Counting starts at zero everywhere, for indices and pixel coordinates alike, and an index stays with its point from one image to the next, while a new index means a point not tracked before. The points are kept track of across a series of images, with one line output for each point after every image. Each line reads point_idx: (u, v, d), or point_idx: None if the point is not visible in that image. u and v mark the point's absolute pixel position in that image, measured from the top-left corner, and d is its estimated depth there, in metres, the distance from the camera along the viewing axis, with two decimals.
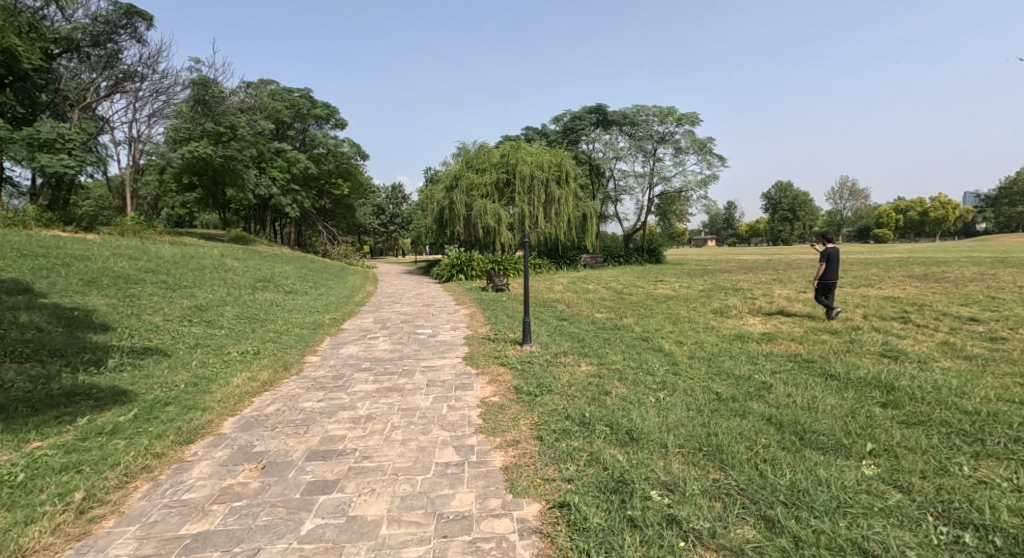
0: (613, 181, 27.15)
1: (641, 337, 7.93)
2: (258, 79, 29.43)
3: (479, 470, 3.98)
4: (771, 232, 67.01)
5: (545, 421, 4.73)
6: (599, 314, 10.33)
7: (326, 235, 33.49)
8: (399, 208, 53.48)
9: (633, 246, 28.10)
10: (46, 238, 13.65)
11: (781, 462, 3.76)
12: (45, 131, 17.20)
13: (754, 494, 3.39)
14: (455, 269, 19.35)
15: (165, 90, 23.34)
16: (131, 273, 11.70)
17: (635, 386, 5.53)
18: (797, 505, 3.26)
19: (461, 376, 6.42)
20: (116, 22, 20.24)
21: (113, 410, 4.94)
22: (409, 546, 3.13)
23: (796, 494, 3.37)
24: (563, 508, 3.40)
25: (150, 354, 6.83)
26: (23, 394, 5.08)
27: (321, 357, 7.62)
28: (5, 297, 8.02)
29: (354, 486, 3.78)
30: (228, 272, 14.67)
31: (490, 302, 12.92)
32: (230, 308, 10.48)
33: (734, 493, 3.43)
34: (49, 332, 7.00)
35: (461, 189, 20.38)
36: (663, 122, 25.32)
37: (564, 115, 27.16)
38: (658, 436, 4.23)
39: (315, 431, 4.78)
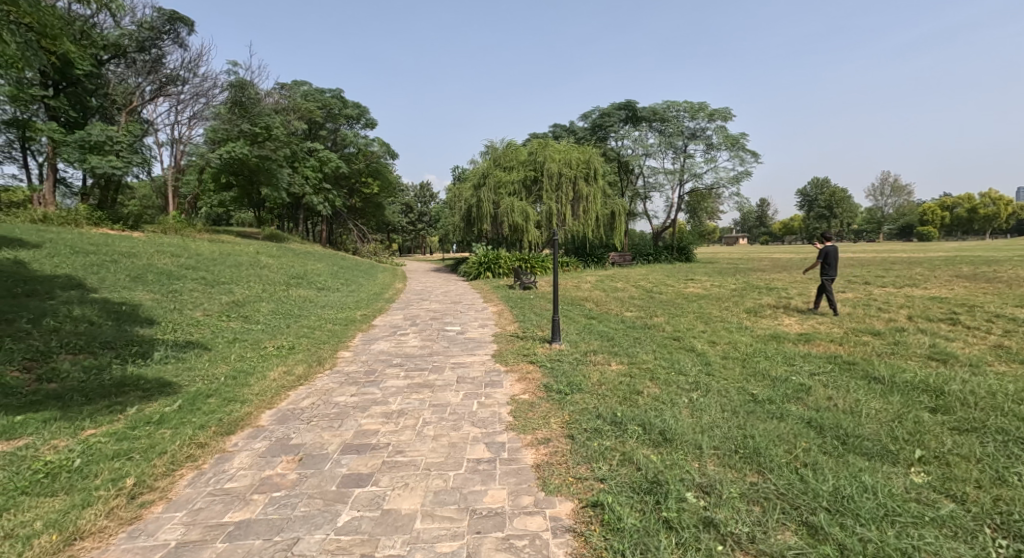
0: (643, 178, 26.82)
1: (672, 337, 7.80)
2: (292, 80, 30.08)
3: (511, 468, 3.98)
4: (807, 231, 65.07)
5: (576, 421, 4.69)
6: (630, 313, 10.21)
7: (356, 233, 34.11)
8: (427, 207, 54.06)
9: (662, 244, 27.71)
10: (94, 235, 14.30)
11: (823, 467, 3.65)
12: (95, 134, 18.02)
13: (796, 499, 3.30)
14: (483, 267, 19.47)
15: (205, 93, 24.07)
16: (173, 269, 12.13)
17: (667, 386, 5.45)
18: (840, 512, 3.16)
19: (490, 373, 6.45)
20: (161, 28, 21.02)
21: (159, 401, 5.14)
22: (442, 541, 3.16)
23: (840, 500, 3.27)
24: (596, 507, 3.38)
25: (192, 348, 7.08)
26: (78, 384, 5.34)
27: (353, 353, 7.76)
28: (59, 292, 8.43)
29: (387, 480, 3.83)
30: (264, 269, 15.06)
31: (518, 300, 12.93)
32: (266, 304, 10.77)
33: (774, 497, 3.34)
34: (99, 326, 7.32)
35: (489, 187, 20.51)
36: (694, 117, 24.84)
37: (593, 112, 26.98)
38: (692, 437, 4.16)
39: (349, 426, 4.86)
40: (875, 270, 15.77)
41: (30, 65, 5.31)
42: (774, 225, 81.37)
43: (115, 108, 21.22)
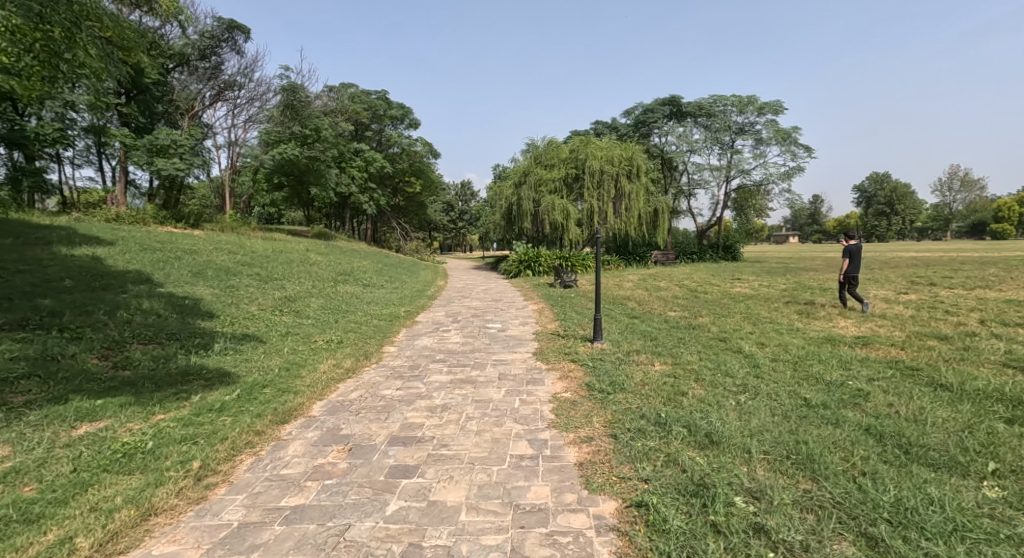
0: (687, 175, 26.25)
1: (719, 337, 7.65)
2: (340, 83, 30.92)
3: (554, 465, 4.02)
4: (865, 228, 62.20)
5: (619, 420, 4.67)
6: (674, 313, 10.04)
7: (400, 231, 34.84)
8: (467, 205, 54.76)
9: (707, 243, 27.03)
10: (160, 233, 15.16)
11: (883, 476, 3.52)
12: (161, 138, 19.09)
13: (853, 509, 3.20)
14: (523, 265, 19.53)
15: (260, 97, 25.01)
16: (231, 266, 12.73)
17: (713, 388, 5.36)
18: (903, 525, 3.04)
19: (532, 371, 6.50)
20: (219, 36, 21.86)
21: (220, 390, 5.44)
22: (487, 534, 3.23)
23: (903, 512, 3.15)
24: (641, 507, 3.37)
25: (248, 340, 7.44)
26: (148, 372, 5.71)
27: (398, 348, 7.95)
28: (130, 286, 9.01)
29: (433, 473, 3.94)
30: (313, 266, 15.59)
31: (559, 298, 12.88)
32: (315, 300, 11.15)
33: (830, 506, 3.25)
34: (165, 318, 7.78)
35: (529, 186, 20.56)
36: (743, 111, 24.09)
37: (636, 109, 26.60)
38: (740, 440, 4.08)
39: (395, 418, 5.01)
40: (944, 270, 15.05)
41: (110, 75, 5.69)
42: (828, 223, 77.95)
43: (179, 113, 22.48)
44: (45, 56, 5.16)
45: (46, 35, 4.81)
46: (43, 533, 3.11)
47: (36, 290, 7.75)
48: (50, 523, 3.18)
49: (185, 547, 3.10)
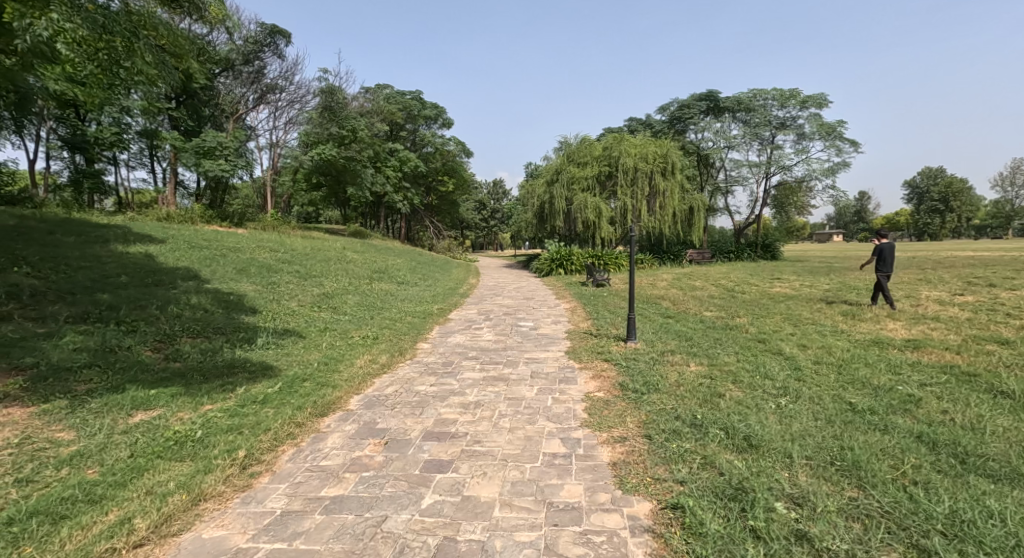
0: (725, 172, 25.67)
1: (757, 338, 7.46)
2: (376, 84, 31.42)
3: (587, 464, 4.01)
4: (916, 226, 59.57)
5: (653, 421, 4.63)
6: (710, 313, 9.86)
7: (433, 230, 35.25)
8: (500, 204, 55.01)
9: (745, 241, 26.38)
10: (206, 232, 15.77)
11: (937, 487, 3.38)
12: (208, 140, 19.84)
13: (904, 519, 3.09)
14: (555, 264, 19.49)
15: (300, 99, 25.59)
16: (272, 263, 13.15)
17: (752, 391, 5.24)
18: (960, 538, 2.92)
19: (564, 370, 6.50)
20: (262, 41, 22.49)
21: (263, 382, 5.64)
22: (520, 530, 3.25)
23: (959, 525, 3.02)
24: (676, 510, 3.34)
25: (289, 335, 7.67)
26: (196, 364, 5.97)
27: (431, 345, 8.06)
28: (180, 282, 9.42)
29: (466, 468, 3.99)
30: (349, 264, 15.95)
31: (592, 297, 12.81)
32: (351, 296, 11.41)
33: (878, 515, 3.15)
34: (212, 313, 8.10)
35: (562, 183, 20.50)
36: (784, 105, 23.35)
37: (671, 105, 26.16)
38: (781, 445, 3.99)
39: (429, 414, 5.09)
40: (1003, 271, 14.32)
41: (164, 82, 5.98)
42: (875, 220, 74.94)
43: (224, 116, 23.37)
44: (105, 65, 5.44)
45: (107, 44, 5.07)
46: (105, 513, 3.29)
47: (95, 285, 8.18)
48: (110, 505, 3.36)
49: (232, 532, 3.23)
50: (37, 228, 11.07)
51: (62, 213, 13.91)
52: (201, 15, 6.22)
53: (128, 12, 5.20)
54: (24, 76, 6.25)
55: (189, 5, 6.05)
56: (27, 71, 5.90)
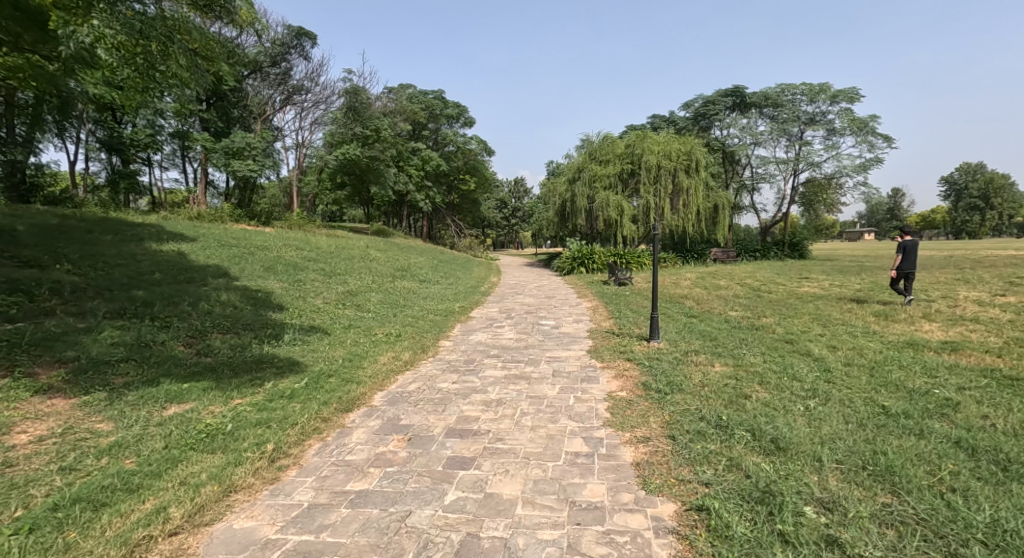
0: (751, 169, 25.21)
1: (785, 339, 7.32)
2: (399, 83, 31.69)
3: (610, 464, 3.99)
4: (954, 225, 57.68)
5: (677, 421, 4.59)
6: (735, 313, 9.71)
7: (454, 229, 35.44)
8: (522, 203, 55.15)
9: (771, 240, 25.88)
10: (236, 230, 16.13)
11: (976, 494, 3.28)
12: (237, 141, 20.26)
13: (941, 527, 3.01)
14: (576, 262, 19.41)
15: (325, 100, 25.93)
16: (298, 261, 13.39)
17: (779, 392, 5.14)
18: (1002, 549, 2.83)
19: (586, 369, 6.48)
20: (289, 43, 22.86)
21: (290, 378, 5.75)
22: (543, 529, 3.25)
23: (1000, 534, 2.93)
24: (701, 511, 3.31)
25: (315, 332, 7.80)
26: (226, 359, 6.12)
27: (453, 343, 8.11)
28: (210, 279, 9.66)
29: (489, 466, 4.01)
30: (372, 262, 16.14)
31: (614, 296, 12.72)
32: (375, 294, 11.54)
33: (913, 522, 3.07)
34: (240, 309, 8.29)
35: (584, 181, 20.39)
36: (813, 100, 22.81)
37: (695, 101, 25.81)
38: (810, 448, 3.91)
39: (452, 411, 5.12)
40: None
41: (197, 84, 6.13)
42: (909, 219, 72.78)
43: (252, 117, 23.88)
44: (142, 67, 5.59)
45: (144, 48, 5.20)
46: (142, 502, 3.40)
47: (131, 281, 8.44)
48: (147, 494, 3.47)
49: (261, 523, 3.30)
50: (76, 226, 11.47)
51: (99, 213, 14.38)
52: (232, 19, 6.31)
53: (164, 17, 5.32)
54: (66, 82, 6.51)
55: (221, 9, 6.15)
56: (69, 76, 6.18)
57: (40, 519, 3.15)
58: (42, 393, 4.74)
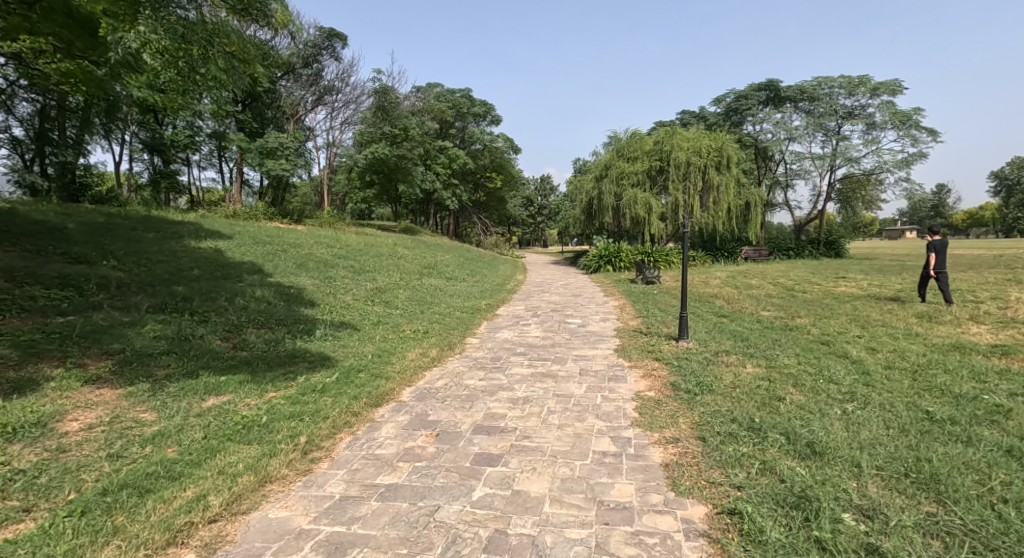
0: (785, 165, 24.60)
1: (820, 340, 7.12)
2: (428, 82, 31.97)
3: (638, 464, 3.95)
4: (1005, 223, 55.12)
5: (708, 422, 4.51)
6: (768, 313, 9.49)
7: (481, 226, 35.59)
8: (547, 201, 55.15)
9: (806, 238, 25.19)
10: (269, 228, 16.54)
11: None
12: (271, 141, 20.73)
13: (991, 540, 2.89)
14: (603, 260, 19.26)
15: (355, 100, 26.31)
16: (328, 258, 13.65)
17: (815, 395, 5.00)
18: None
19: (614, 367, 6.44)
20: (321, 44, 23.27)
21: (322, 372, 5.87)
22: (571, 527, 3.24)
23: None
24: (734, 515, 3.25)
25: (345, 328, 7.93)
26: (261, 353, 6.29)
27: (480, 340, 8.14)
28: (246, 276, 9.93)
29: (516, 463, 4.01)
30: (400, 260, 16.33)
31: (641, 295, 12.57)
32: (402, 291, 11.67)
33: (961, 534, 2.95)
34: (274, 305, 8.49)
35: (611, 178, 20.21)
36: (852, 94, 22.12)
37: (727, 96, 25.36)
38: (848, 453, 3.80)
39: (479, 408, 5.15)
40: None
41: (234, 86, 6.29)
42: (954, 216, 69.88)
43: (285, 117, 24.44)
44: (183, 70, 5.77)
45: (186, 52, 5.37)
46: (183, 489, 3.52)
47: (171, 277, 8.74)
48: (188, 482, 3.59)
49: (295, 513, 3.38)
50: (122, 224, 11.94)
51: (141, 211, 14.89)
52: (268, 22, 6.42)
53: (204, 21, 5.47)
54: (112, 86, 6.77)
55: (258, 13, 6.25)
56: (114, 80, 6.41)
57: (90, 503, 3.29)
58: (91, 383, 4.95)
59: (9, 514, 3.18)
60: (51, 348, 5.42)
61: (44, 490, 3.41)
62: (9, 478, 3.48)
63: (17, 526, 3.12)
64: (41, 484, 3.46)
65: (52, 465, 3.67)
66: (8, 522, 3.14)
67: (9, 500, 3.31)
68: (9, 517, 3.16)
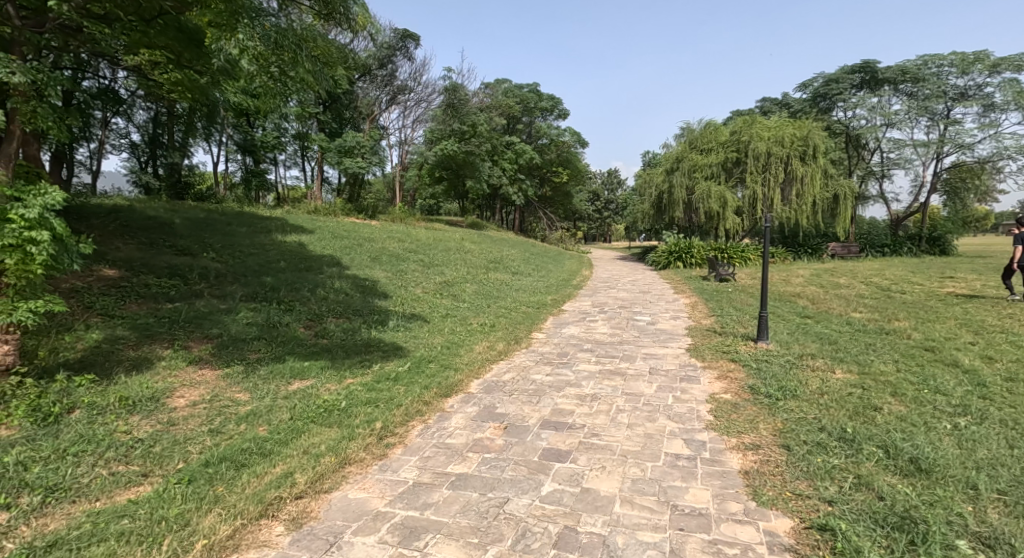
0: (881, 154, 22.76)
1: (924, 346, 6.49)
2: (496, 79, 32.16)
3: (715, 470, 3.76)
4: None
5: (791, 430, 4.23)
6: (859, 315, 8.79)
7: (547, 221, 35.53)
8: (614, 196, 54.39)
9: (904, 233, 23.16)
10: (347, 224, 17.26)
11: None
12: (349, 140, 21.68)
13: None
14: (673, 256, 18.63)
15: (426, 98, 26.84)
16: (400, 252, 14.07)
17: (918, 407, 4.56)
18: None
19: (686, 368, 6.19)
20: (395, 45, 23.88)
21: (395, 361, 6.04)
22: (643, 530, 3.13)
23: None
24: (825, 531, 3.01)
25: (416, 320, 8.12)
26: (339, 340, 6.59)
27: (546, 335, 8.08)
28: (325, 268, 10.41)
29: (585, 460, 3.93)
30: (467, 254, 16.54)
31: (714, 293, 12.03)
32: (470, 285, 11.82)
33: None
34: (351, 296, 8.85)
35: (683, 171, 19.48)
36: (966, 72, 20.11)
37: (814, 80, 23.57)
38: (961, 474, 3.43)
39: (547, 403, 5.10)
40: None
41: (319, 88, 6.57)
42: None
43: (361, 117, 25.46)
44: (275, 74, 6.15)
45: (277, 57, 5.71)
46: (273, 466, 3.72)
47: (261, 269, 9.32)
48: (277, 459, 3.80)
49: (372, 495, 3.49)
50: (219, 219, 12.88)
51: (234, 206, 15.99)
52: (350, 26, 6.46)
53: (293, 28, 5.71)
54: (213, 93, 7.22)
55: (340, 18, 6.37)
56: (215, 85, 6.79)
57: (195, 473, 3.56)
58: (194, 363, 5.36)
59: (131, 477, 3.49)
60: (161, 331, 5.92)
61: (158, 458, 3.72)
62: (130, 446, 3.82)
63: (137, 488, 3.42)
64: (156, 453, 3.78)
65: (164, 436, 4.00)
66: (130, 484, 3.44)
67: (130, 465, 3.63)
68: (130, 480, 3.46)
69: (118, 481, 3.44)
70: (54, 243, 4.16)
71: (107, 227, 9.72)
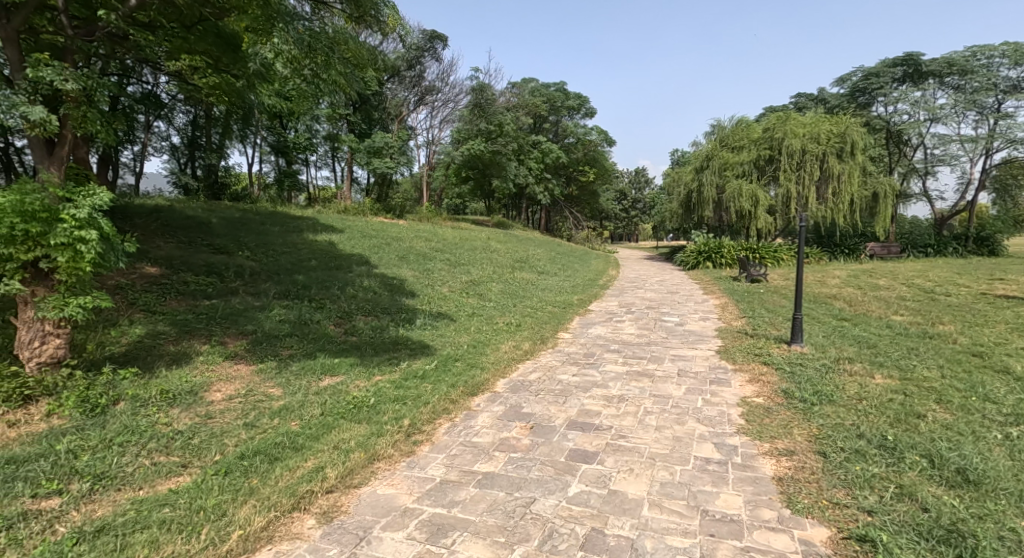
0: (924, 151, 21.92)
1: (972, 352, 6.19)
2: (523, 78, 32.16)
3: (747, 475, 3.66)
4: None
5: (828, 436, 4.09)
6: (900, 318, 8.46)
7: (573, 221, 35.29)
8: (642, 195, 53.76)
9: (948, 233, 22.24)
10: (375, 223, 17.47)
11: None
12: (378, 140, 21.93)
13: None
14: (702, 256, 18.31)
15: (454, 98, 26.96)
16: (427, 251, 14.16)
17: (965, 415, 4.35)
18: None
19: (716, 370, 6.05)
20: (423, 46, 24.05)
21: (421, 359, 6.07)
22: (672, 534, 3.07)
23: None
24: (865, 542, 2.90)
25: (442, 318, 8.15)
26: (367, 338, 6.65)
27: (572, 335, 8.02)
28: (354, 267, 10.54)
29: (613, 462, 3.88)
30: (494, 254, 16.55)
31: (745, 294, 11.76)
32: (496, 284, 11.81)
33: None
34: (379, 294, 8.94)
35: (713, 169, 19.12)
36: (1018, 64, 19.31)
37: (852, 75, 22.80)
38: (1013, 487, 3.26)
39: (574, 403, 5.05)
40: None
41: (351, 90, 6.64)
42: None
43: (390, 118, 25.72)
44: (308, 77, 6.23)
45: (310, 60, 5.79)
46: (305, 460, 3.77)
47: (292, 267, 9.50)
48: (309, 453, 3.85)
49: (400, 492, 3.50)
50: (252, 219, 13.18)
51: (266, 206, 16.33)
52: (381, 28, 6.50)
53: (326, 30, 5.79)
54: (247, 96, 7.36)
55: (372, 21, 6.41)
56: (249, 88, 6.92)
57: (232, 464, 3.63)
58: (230, 359, 5.49)
59: (172, 467, 3.59)
60: (199, 327, 6.09)
61: (196, 449, 3.82)
62: (170, 437, 3.92)
63: (177, 478, 3.51)
64: (194, 444, 3.87)
65: (201, 429, 4.10)
66: (171, 474, 3.54)
67: (170, 455, 3.73)
68: (171, 470, 3.56)
69: (160, 470, 3.54)
70: (102, 242, 4.30)
71: (147, 226, 10.04)
